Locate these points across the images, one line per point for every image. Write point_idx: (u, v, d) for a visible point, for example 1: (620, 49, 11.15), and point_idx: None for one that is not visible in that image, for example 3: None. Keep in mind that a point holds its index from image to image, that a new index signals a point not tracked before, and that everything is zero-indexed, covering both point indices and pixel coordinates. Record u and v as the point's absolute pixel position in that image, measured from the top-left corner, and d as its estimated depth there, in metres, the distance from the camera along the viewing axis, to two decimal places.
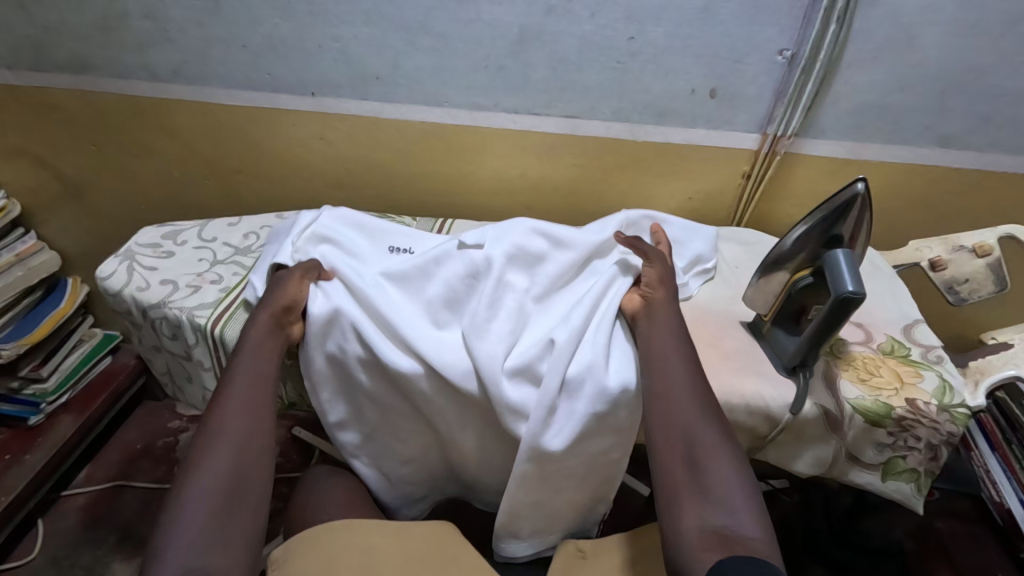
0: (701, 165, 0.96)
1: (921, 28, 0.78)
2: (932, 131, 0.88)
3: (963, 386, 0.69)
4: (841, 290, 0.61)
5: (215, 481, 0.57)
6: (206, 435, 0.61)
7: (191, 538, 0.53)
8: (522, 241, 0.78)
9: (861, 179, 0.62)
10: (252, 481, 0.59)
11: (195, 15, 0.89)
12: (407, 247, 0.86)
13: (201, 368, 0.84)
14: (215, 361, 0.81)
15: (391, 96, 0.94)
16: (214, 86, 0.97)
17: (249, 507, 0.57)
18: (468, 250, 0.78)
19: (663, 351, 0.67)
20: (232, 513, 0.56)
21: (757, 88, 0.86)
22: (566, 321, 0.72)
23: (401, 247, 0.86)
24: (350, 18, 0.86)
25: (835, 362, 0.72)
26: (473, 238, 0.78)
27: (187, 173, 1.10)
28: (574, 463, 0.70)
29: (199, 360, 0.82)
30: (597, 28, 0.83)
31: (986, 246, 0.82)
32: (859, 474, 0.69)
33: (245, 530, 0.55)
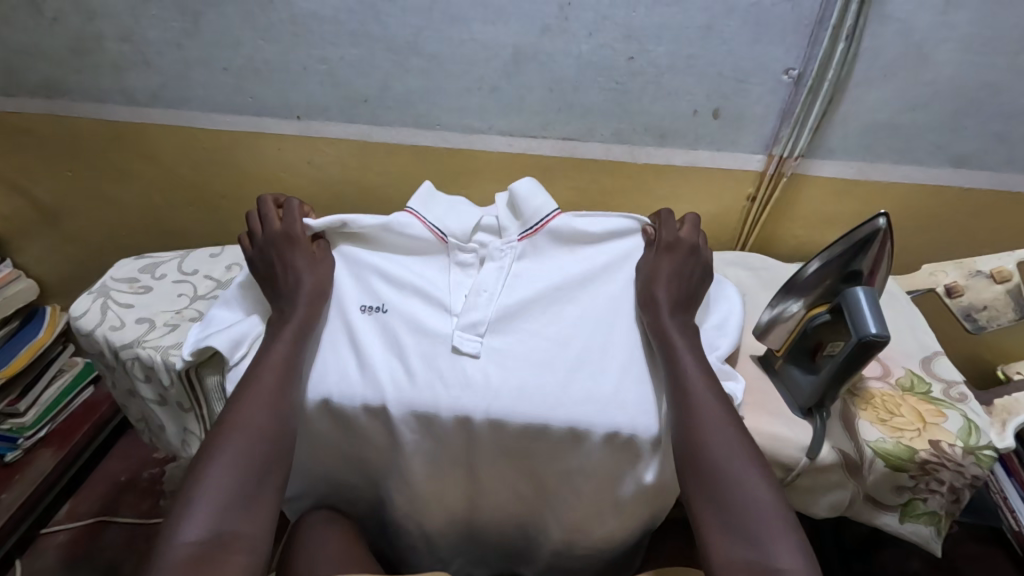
0: (705, 187, 0.93)
1: (934, 46, 0.74)
2: (946, 151, 0.85)
3: (989, 425, 0.65)
4: (864, 334, 0.56)
5: (239, 466, 0.55)
6: (234, 414, 0.59)
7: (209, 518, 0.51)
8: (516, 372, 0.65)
9: (883, 216, 0.59)
10: (271, 477, 0.57)
11: (173, 36, 0.85)
12: (379, 303, 0.70)
13: (181, 414, 0.78)
14: (194, 404, 0.75)
15: (380, 119, 0.90)
16: (195, 109, 0.93)
17: (266, 501, 0.55)
18: (463, 358, 0.66)
19: (658, 305, 0.67)
20: (243, 512, 0.53)
21: (763, 108, 0.83)
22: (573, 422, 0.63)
23: (372, 304, 0.70)
24: (336, 38, 0.82)
25: (853, 400, 0.68)
26: (469, 345, 0.66)
27: (167, 199, 1.06)
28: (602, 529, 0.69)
29: (179, 405, 0.77)
30: (594, 47, 0.79)
31: (1004, 271, 0.78)
32: (877, 516, 0.67)
33: (261, 521, 0.54)
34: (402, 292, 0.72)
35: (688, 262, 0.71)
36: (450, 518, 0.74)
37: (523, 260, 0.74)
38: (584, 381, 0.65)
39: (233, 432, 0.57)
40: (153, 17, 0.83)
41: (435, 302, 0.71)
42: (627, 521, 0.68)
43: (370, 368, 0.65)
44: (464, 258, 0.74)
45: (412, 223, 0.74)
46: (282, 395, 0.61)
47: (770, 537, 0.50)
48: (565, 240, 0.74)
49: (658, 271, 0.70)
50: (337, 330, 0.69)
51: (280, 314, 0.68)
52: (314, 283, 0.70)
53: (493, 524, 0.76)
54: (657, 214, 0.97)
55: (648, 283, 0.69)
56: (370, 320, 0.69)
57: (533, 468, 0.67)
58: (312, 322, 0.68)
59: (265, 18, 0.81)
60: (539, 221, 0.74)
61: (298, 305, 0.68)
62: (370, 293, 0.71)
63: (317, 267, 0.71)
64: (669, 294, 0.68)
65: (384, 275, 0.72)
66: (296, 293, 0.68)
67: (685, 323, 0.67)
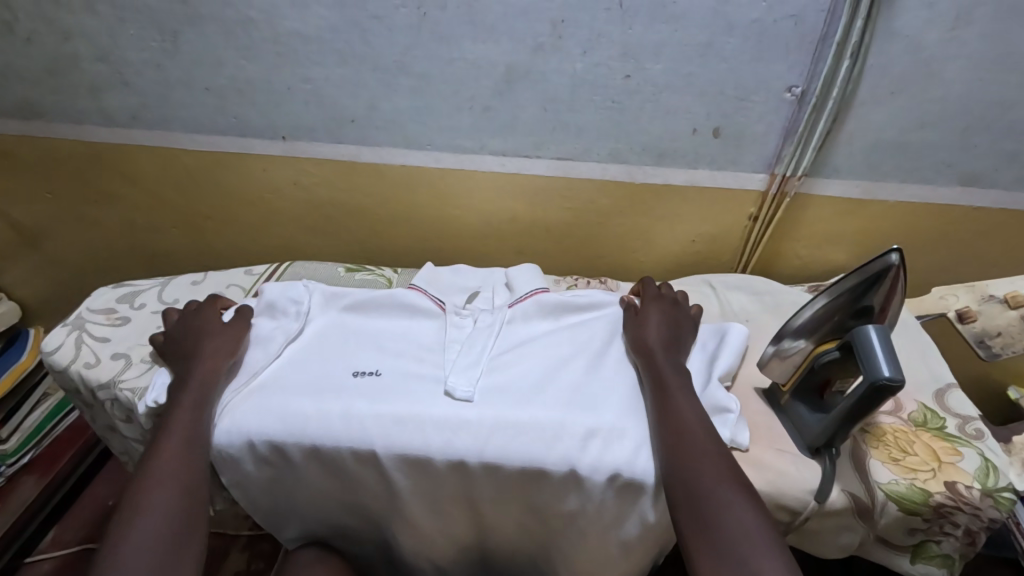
0: (705, 206, 0.90)
1: (944, 63, 0.71)
2: (955, 170, 0.81)
3: (1007, 465, 0.62)
4: (876, 376, 0.53)
5: (152, 533, 0.50)
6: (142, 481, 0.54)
7: None
8: (506, 413, 0.61)
9: (895, 252, 0.57)
10: (189, 540, 0.52)
11: (151, 56, 0.81)
12: (373, 369, 0.66)
13: None
14: None
15: (369, 139, 0.87)
16: (177, 131, 0.89)
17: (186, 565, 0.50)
18: (458, 404, 0.63)
19: (649, 343, 0.66)
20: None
21: (765, 126, 0.80)
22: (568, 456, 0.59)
23: (365, 369, 0.66)
24: (320, 58, 0.79)
25: (863, 437, 0.64)
26: (463, 387, 0.64)
27: (148, 219, 1.02)
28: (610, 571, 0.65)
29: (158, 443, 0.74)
30: (589, 66, 0.76)
31: (1018, 296, 0.77)
32: (888, 557, 0.63)
33: None
34: (396, 356, 0.68)
35: (673, 311, 0.71)
36: (449, 557, 0.71)
37: (513, 325, 0.72)
38: (584, 413, 0.61)
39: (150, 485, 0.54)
40: (129, 37, 0.80)
41: (429, 364, 0.68)
42: (637, 562, 0.64)
43: (362, 410, 0.61)
44: (461, 321, 0.72)
45: (413, 295, 0.74)
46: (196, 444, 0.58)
47: (776, 560, 0.47)
48: (552, 309, 0.73)
49: (645, 319, 0.69)
50: (324, 387, 0.64)
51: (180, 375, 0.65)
52: (217, 346, 0.67)
53: (493, 558, 0.73)
54: (657, 234, 0.94)
55: (637, 330, 0.68)
56: (360, 381, 0.65)
57: (534, 509, 0.64)
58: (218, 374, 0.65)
59: (246, 37, 0.78)
60: (528, 293, 0.75)
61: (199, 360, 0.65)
62: (363, 360, 0.67)
63: (223, 333, 0.68)
64: (659, 335, 0.66)
65: (380, 345, 0.70)
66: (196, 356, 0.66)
67: (677, 361, 0.65)
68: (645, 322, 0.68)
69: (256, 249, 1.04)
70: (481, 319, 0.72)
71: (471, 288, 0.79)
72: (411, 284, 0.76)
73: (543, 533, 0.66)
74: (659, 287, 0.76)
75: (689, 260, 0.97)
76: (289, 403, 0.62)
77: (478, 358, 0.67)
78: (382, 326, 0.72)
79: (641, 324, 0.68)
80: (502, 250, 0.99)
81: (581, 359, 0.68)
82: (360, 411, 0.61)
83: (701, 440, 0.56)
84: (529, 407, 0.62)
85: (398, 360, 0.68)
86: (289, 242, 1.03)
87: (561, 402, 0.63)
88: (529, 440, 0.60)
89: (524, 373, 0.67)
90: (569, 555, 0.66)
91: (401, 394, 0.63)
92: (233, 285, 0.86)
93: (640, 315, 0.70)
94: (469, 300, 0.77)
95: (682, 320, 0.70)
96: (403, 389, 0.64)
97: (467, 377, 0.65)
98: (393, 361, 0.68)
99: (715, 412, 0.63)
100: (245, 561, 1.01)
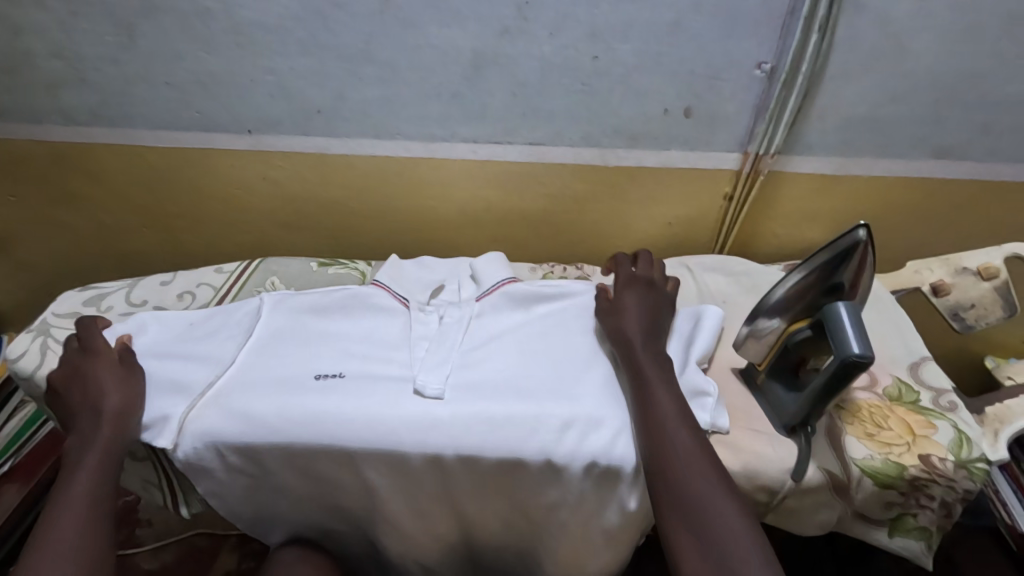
0: (680, 187, 0.89)
1: (912, 34, 0.71)
2: (927, 143, 0.81)
3: (981, 436, 0.63)
4: (847, 353, 0.53)
5: None
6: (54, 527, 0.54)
7: None
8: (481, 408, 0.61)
9: (862, 227, 0.56)
10: None
11: (107, 51, 0.79)
12: (336, 371, 0.65)
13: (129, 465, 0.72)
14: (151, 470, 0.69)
15: (336, 130, 0.85)
16: (140, 127, 0.87)
17: None
18: (427, 403, 0.62)
19: (627, 336, 0.64)
20: None
21: (736, 105, 0.79)
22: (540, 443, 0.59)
23: (327, 372, 0.65)
24: (281, 47, 0.77)
25: (840, 414, 0.64)
26: (435, 385, 0.63)
27: (119, 220, 1.00)
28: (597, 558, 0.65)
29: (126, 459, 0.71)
30: (556, 48, 0.74)
31: (991, 267, 0.78)
32: (867, 531, 0.64)
33: None
34: (359, 360, 0.67)
35: (647, 296, 0.69)
36: (434, 556, 0.71)
37: (482, 318, 0.72)
38: (558, 401, 0.61)
39: None
40: (83, 31, 0.77)
41: (393, 362, 0.67)
42: (619, 549, 0.64)
43: (334, 411, 0.60)
44: (426, 318, 0.72)
45: (377, 293, 0.74)
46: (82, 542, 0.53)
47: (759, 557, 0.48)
48: (522, 300, 0.72)
49: (624, 305, 0.67)
50: (287, 388, 0.63)
51: (81, 438, 0.60)
52: (117, 358, 0.65)
53: (484, 551, 0.73)
54: (634, 217, 0.93)
55: (615, 322, 0.66)
56: (320, 386, 0.63)
57: (518, 503, 0.63)
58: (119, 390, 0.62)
59: (203, 28, 0.76)
60: (495, 285, 0.74)
61: (102, 424, 0.60)
62: (323, 362, 0.66)
63: (122, 375, 0.63)
64: (642, 326, 0.65)
65: (342, 347, 0.68)
66: (96, 404, 0.61)
67: (656, 347, 0.64)
68: (621, 314, 0.67)
69: (230, 246, 1.02)
70: (447, 315, 0.72)
71: (436, 281, 0.78)
72: (374, 279, 0.75)
73: (526, 527, 0.66)
74: (637, 258, 0.75)
75: (666, 243, 0.97)
76: (253, 411, 0.61)
77: (447, 356, 0.66)
78: (345, 328, 0.71)
79: (618, 315, 0.67)
80: (479, 239, 0.98)
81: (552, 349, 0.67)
82: (326, 416, 0.60)
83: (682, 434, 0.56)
84: (500, 399, 0.62)
85: (361, 363, 0.66)
86: (265, 238, 1.01)
87: (535, 395, 0.62)
88: (503, 433, 0.59)
89: (496, 366, 0.66)
90: (550, 547, 0.66)
91: (366, 394, 0.62)
92: (203, 284, 0.85)
93: (614, 304, 0.68)
94: (433, 295, 0.76)
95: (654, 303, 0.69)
96: (366, 386, 0.63)
97: (437, 375, 0.64)
98: (357, 365, 0.66)
99: (693, 397, 0.63)
100: (236, 560, 1.01)
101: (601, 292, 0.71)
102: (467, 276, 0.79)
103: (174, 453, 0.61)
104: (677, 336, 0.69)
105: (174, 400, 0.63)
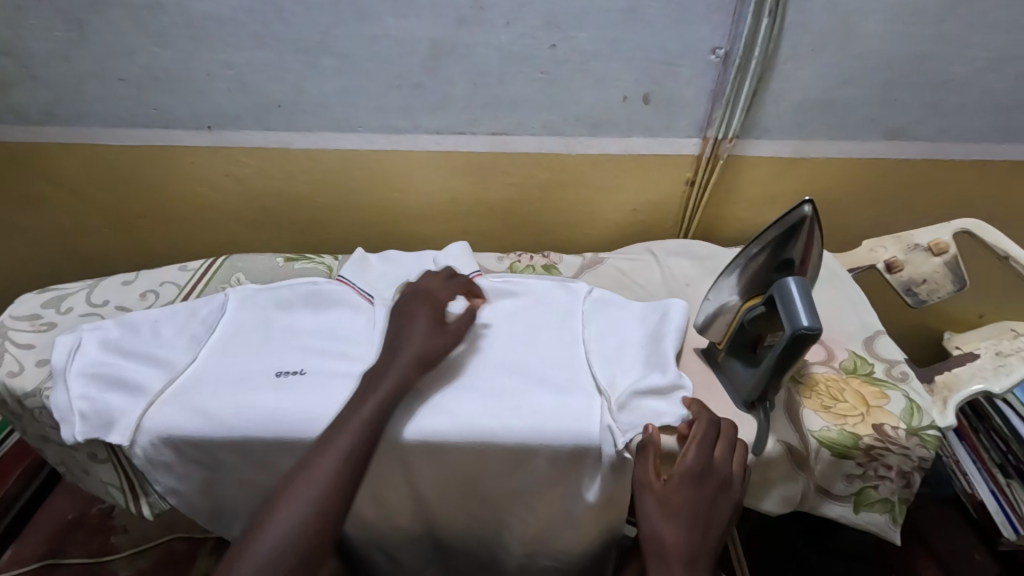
0: (643, 173, 0.90)
1: (859, 17, 0.73)
2: (878, 124, 0.84)
3: (931, 405, 0.65)
4: (797, 325, 0.55)
5: (286, 536, 0.51)
6: (299, 471, 0.54)
7: None
8: (442, 400, 0.62)
9: (807, 203, 0.60)
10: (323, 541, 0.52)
11: (58, 47, 0.77)
12: (298, 368, 0.65)
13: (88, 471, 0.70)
14: (110, 471, 0.67)
15: (298, 124, 0.85)
16: (96, 125, 0.86)
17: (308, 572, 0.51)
18: (386, 401, 0.62)
19: (670, 516, 0.55)
20: None
21: (693, 91, 0.80)
22: (502, 425, 0.60)
23: (290, 369, 0.65)
24: (238, 40, 0.76)
25: (797, 388, 0.66)
26: None
27: (79, 221, 0.98)
28: (566, 536, 0.67)
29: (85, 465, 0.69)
30: (514, 37, 0.75)
31: (941, 243, 0.81)
32: (831, 507, 0.65)
33: None
34: (324, 356, 0.67)
35: (710, 495, 0.56)
36: (399, 539, 0.72)
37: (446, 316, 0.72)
38: (518, 388, 0.63)
39: (257, 538, 0.51)
40: (32, 26, 0.75)
41: (357, 356, 0.67)
42: (588, 528, 0.66)
43: (301, 404, 0.61)
44: (390, 312, 0.72)
45: (338, 288, 0.74)
46: (360, 464, 0.55)
47: None
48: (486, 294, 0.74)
49: (671, 504, 0.55)
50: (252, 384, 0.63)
51: (370, 376, 0.61)
52: (421, 318, 0.65)
53: (453, 537, 0.74)
54: (599, 205, 0.94)
55: (662, 521, 0.55)
56: (281, 383, 0.63)
57: (484, 487, 0.64)
58: (427, 346, 0.63)
59: (157, 22, 0.75)
60: None
61: (397, 365, 0.61)
62: (285, 360, 0.66)
63: (434, 336, 0.64)
64: (688, 543, 0.55)
65: (306, 344, 0.68)
66: (397, 353, 0.62)
67: (701, 565, 0.55)
68: (672, 517, 0.55)
69: (195, 245, 1.01)
70: None
71: (399, 277, 0.78)
72: (339, 276, 0.76)
73: (485, 510, 0.68)
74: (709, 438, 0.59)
75: (631, 230, 0.98)
76: (215, 407, 0.61)
77: None
78: (309, 324, 0.71)
79: (669, 517, 0.55)
80: (446, 231, 0.98)
81: (515, 337, 0.69)
82: (287, 410, 0.60)
83: (693, 513, 0.56)
84: (467, 391, 0.63)
85: (324, 360, 0.66)
86: (230, 236, 1.00)
87: (498, 386, 0.63)
88: (467, 419, 0.60)
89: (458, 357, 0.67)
90: (516, 529, 0.68)
91: (325, 390, 0.62)
92: (166, 283, 0.84)
93: (673, 495, 0.56)
94: None
95: (716, 509, 0.57)
96: (330, 382, 0.64)
97: None
98: (320, 360, 0.66)
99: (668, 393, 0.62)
100: (214, 562, 0.98)
101: (648, 451, 0.57)
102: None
103: (130, 450, 0.61)
104: (648, 333, 0.69)
105: (124, 400, 0.63)
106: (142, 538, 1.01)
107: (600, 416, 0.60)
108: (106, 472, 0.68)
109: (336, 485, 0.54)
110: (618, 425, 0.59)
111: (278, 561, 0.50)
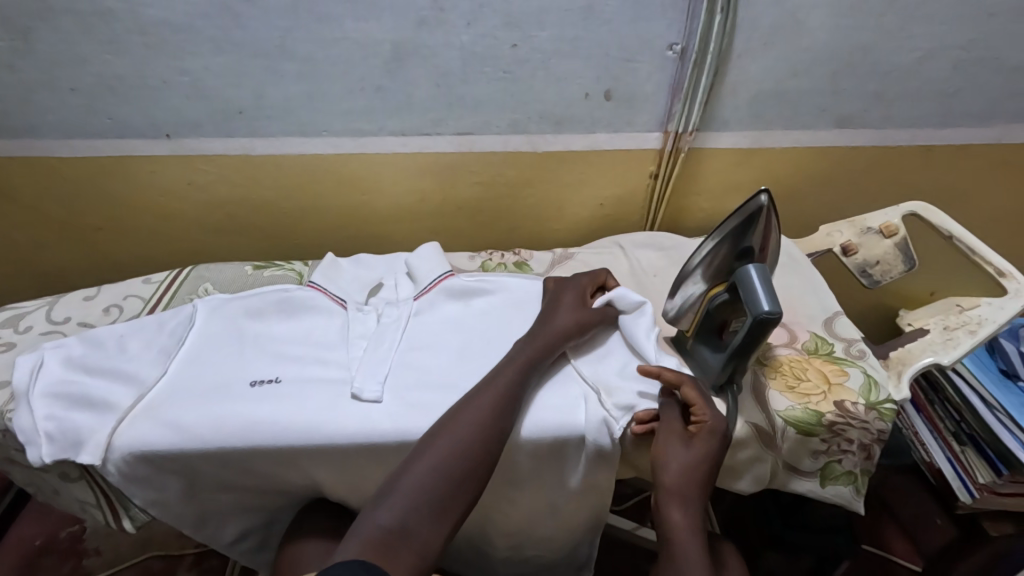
0: (609, 168, 0.92)
1: (807, 11, 0.76)
2: (830, 113, 0.87)
3: (887, 379, 0.68)
4: (758, 311, 0.57)
5: (433, 471, 0.53)
6: (449, 417, 0.57)
7: (402, 508, 0.51)
8: (420, 399, 0.63)
9: (764, 192, 0.62)
10: (474, 482, 0.54)
11: (3, 57, 0.75)
12: (273, 376, 0.65)
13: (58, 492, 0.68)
14: (82, 490, 0.65)
15: (260, 131, 0.84)
16: (49, 137, 0.83)
17: (457, 507, 0.53)
18: (364, 406, 0.62)
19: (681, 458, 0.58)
20: (433, 519, 0.52)
21: (653, 86, 0.82)
22: None
23: (264, 377, 0.65)
24: (194, 47, 0.75)
25: (763, 370, 0.69)
26: (371, 388, 0.63)
27: (34, 237, 0.95)
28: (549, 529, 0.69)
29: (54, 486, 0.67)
30: (475, 37, 0.76)
31: (891, 226, 0.86)
32: (799, 482, 0.67)
33: (439, 531, 0.51)
34: (300, 363, 0.67)
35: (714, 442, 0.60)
36: None
37: (420, 316, 0.72)
38: None
39: (411, 469, 0.54)
40: None
41: (333, 362, 0.67)
42: (569, 518, 0.68)
43: (278, 413, 0.60)
44: (363, 315, 0.72)
45: (311, 295, 0.73)
46: (507, 419, 0.58)
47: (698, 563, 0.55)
48: (460, 293, 0.74)
49: (682, 452, 0.59)
50: (225, 395, 0.62)
51: (522, 341, 0.65)
52: (576, 299, 0.70)
53: None
54: (566, 202, 0.96)
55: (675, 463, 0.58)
56: (256, 393, 0.63)
57: None
58: (580, 317, 0.68)
59: (108, 30, 0.73)
60: (433, 282, 0.75)
61: (545, 334, 0.65)
62: (259, 369, 0.66)
63: (579, 310, 0.68)
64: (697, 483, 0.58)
65: (280, 352, 0.68)
66: (548, 324, 0.67)
67: (703, 501, 0.58)
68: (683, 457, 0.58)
69: (159, 256, 0.99)
70: (384, 315, 0.72)
71: (372, 281, 0.79)
72: (309, 282, 0.75)
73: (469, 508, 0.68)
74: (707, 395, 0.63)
75: (599, 224, 1.00)
76: (189, 420, 0.60)
77: (385, 356, 0.66)
78: (280, 331, 0.70)
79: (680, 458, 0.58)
80: (415, 232, 0.99)
81: (490, 335, 0.70)
82: (265, 418, 0.60)
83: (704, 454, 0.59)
84: (448, 390, 0.64)
85: (300, 368, 0.66)
86: (195, 246, 0.98)
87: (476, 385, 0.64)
88: None
89: (434, 356, 0.68)
90: (501, 522, 0.69)
91: (302, 395, 0.63)
92: (131, 295, 0.82)
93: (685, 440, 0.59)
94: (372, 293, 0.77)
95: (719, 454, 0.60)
96: (307, 389, 0.63)
97: (373, 377, 0.64)
98: (296, 368, 0.66)
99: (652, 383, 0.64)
100: None
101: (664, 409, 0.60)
102: (404, 274, 0.79)
103: (103, 469, 0.59)
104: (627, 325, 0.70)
105: (93, 420, 0.62)
106: (116, 559, 0.99)
107: (591, 409, 0.61)
108: (77, 492, 0.66)
109: (488, 430, 0.56)
110: (612, 415, 0.61)
111: (431, 488, 0.53)
